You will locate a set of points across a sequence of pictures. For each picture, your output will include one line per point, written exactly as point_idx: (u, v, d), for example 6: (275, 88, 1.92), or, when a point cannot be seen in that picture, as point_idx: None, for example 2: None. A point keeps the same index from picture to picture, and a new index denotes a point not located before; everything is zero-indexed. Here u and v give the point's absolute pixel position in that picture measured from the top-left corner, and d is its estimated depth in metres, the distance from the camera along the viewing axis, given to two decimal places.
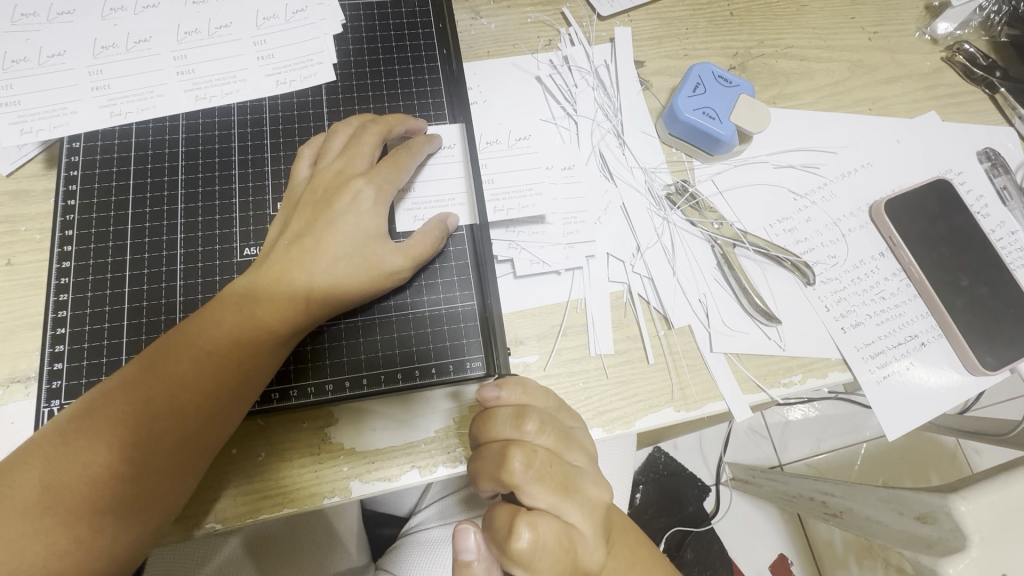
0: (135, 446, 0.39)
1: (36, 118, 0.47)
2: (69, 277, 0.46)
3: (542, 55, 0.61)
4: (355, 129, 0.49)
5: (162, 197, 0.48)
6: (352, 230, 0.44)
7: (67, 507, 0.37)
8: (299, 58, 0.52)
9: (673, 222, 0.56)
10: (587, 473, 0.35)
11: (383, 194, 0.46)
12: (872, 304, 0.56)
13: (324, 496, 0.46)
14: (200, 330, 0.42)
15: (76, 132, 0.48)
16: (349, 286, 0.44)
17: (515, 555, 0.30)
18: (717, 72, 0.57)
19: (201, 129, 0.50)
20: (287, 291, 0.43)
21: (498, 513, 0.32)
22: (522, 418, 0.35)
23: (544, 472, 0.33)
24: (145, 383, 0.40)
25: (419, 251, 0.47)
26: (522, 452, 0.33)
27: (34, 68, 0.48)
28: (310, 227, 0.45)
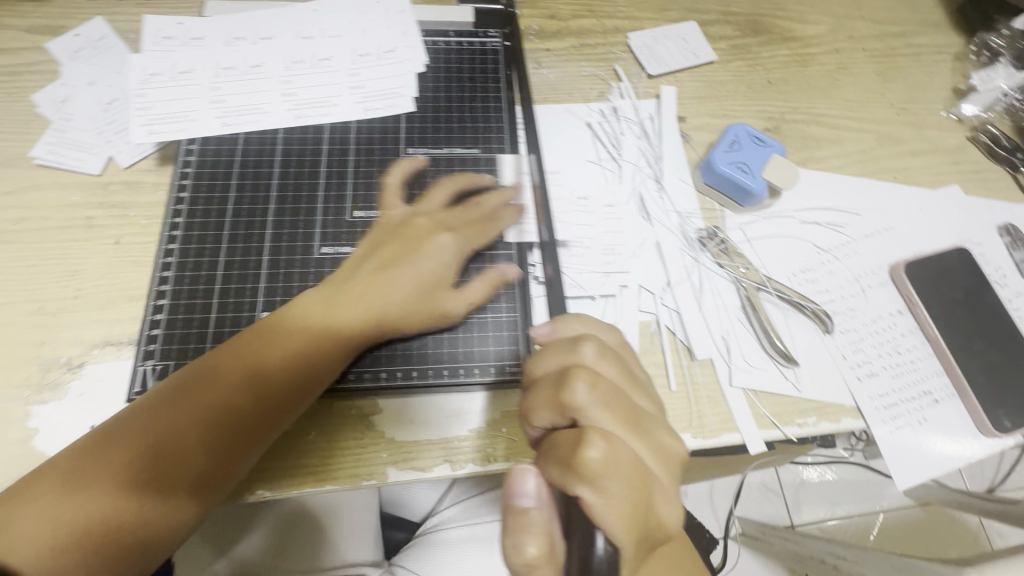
0: (193, 442, 0.43)
1: (161, 122, 0.56)
2: (173, 257, 0.53)
3: (594, 104, 0.68)
4: (448, 184, 0.56)
5: (258, 197, 0.55)
6: (430, 267, 0.51)
7: (117, 493, 0.41)
8: (386, 91, 0.59)
9: (702, 263, 0.61)
10: (653, 420, 0.37)
11: (463, 248, 0.53)
12: (888, 357, 0.59)
13: (363, 478, 0.50)
14: (265, 341, 0.47)
15: (193, 137, 0.56)
16: (410, 318, 0.50)
17: (585, 464, 0.31)
18: (752, 132, 0.63)
19: (296, 142, 0.57)
20: (360, 312, 0.49)
21: (564, 436, 0.34)
22: (579, 342, 0.38)
23: (607, 396, 0.35)
24: (216, 385, 0.45)
25: (474, 297, 0.52)
26: (586, 374, 0.35)
27: (166, 81, 0.57)
28: (394, 259, 0.50)
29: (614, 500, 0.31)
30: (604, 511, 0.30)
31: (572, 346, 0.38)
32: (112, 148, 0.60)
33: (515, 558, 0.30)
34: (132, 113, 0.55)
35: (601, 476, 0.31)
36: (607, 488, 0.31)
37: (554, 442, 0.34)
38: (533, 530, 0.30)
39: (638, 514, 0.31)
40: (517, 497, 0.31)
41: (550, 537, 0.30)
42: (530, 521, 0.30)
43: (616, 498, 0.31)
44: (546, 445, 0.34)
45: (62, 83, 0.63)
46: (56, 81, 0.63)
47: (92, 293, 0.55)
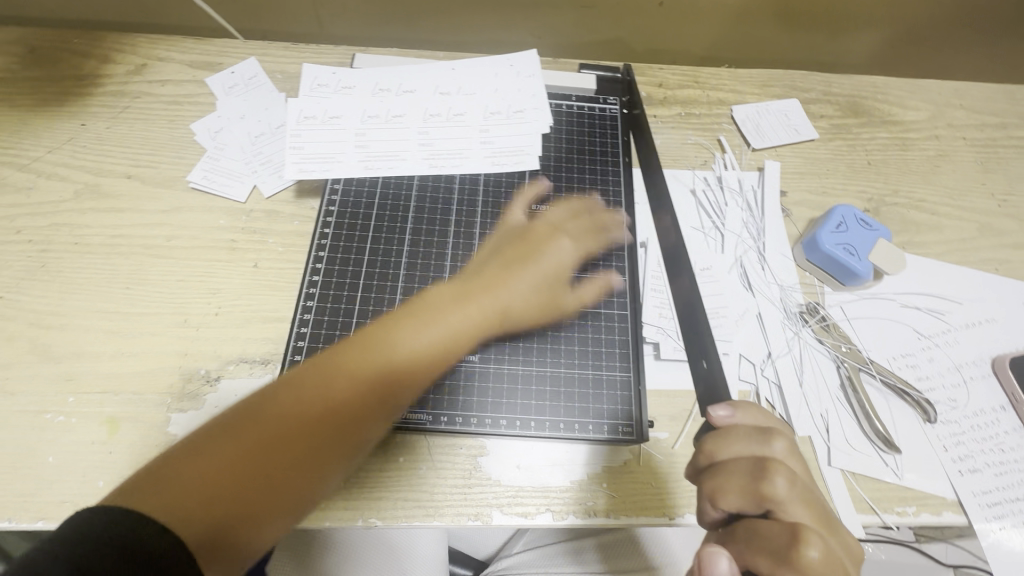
0: (334, 411, 0.42)
1: (311, 162, 0.61)
2: (316, 288, 0.57)
3: (699, 172, 0.71)
4: (562, 206, 0.61)
5: (393, 238, 0.60)
6: (552, 263, 0.57)
7: (257, 468, 0.39)
8: (514, 147, 0.64)
9: (803, 338, 0.62)
10: (828, 516, 0.40)
11: (577, 248, 0.59)
12: (991, 453, 0.59)
13: (467, 517, 0.52)
14: (384, 325, 0.48)
15: (338, 177, 0.61)
16: (530, 309, 0.55)
17: (804, 563, 0.34)
18: (859, 216, 0.65)
19: (429, 190, 0.62)
20: (486, 305, 0.52)
21: (769, 529, 0.37)
22: (770, 435, 0.40)
23: (805, 495, 0.38)
24: (360, 364, 0.45)
25: (586, 297, 0.59)
26: (787, 473, 0.38)
27: (318, 125, 0.62)
28: (523, 258, 0.56)
29: None
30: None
31: (764, 439, 0.40)
32: (257, 178, 0.65)
33: None
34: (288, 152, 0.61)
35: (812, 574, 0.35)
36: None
37: (756, 532, 0.37)
38: None
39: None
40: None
41: None
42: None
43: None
44: (743, 533, 0.38)
45: (216, 114, 0.69)
46: (211, 112, 0.70)
47: (231, 311, 0.59)
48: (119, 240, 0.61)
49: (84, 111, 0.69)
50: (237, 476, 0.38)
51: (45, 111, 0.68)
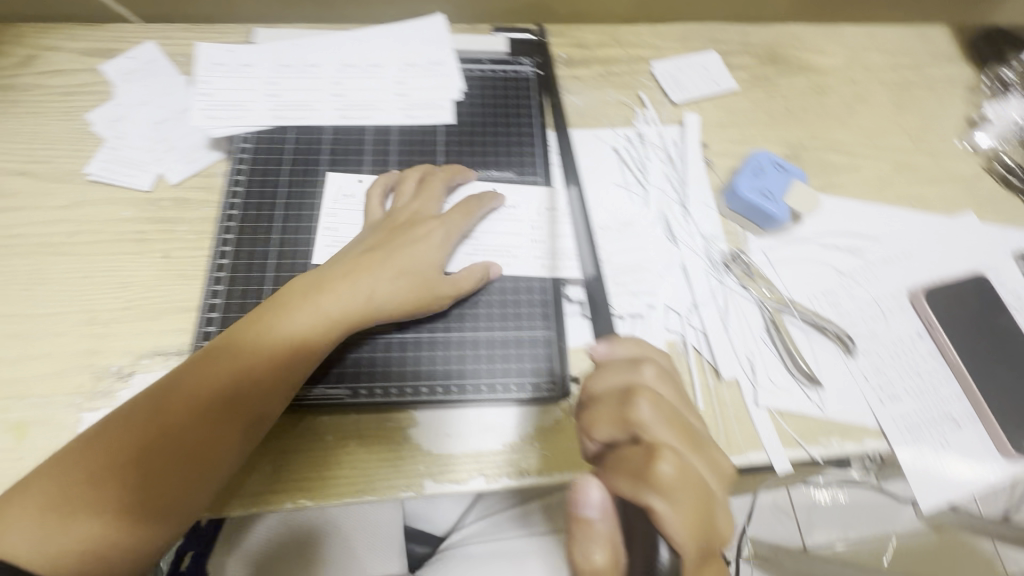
0: (215, 415, 0.46)
1: (219, 109, 0.60)
2: (225, 272, 0.56)
3: (620, 130, 0.71)
4: (421, 173, 0.60)
5: (304, 216, 0.58)
6: (416, 255, 0.54)
7: (145, 472, 0.43)
8: (428, 101, 0.64)
9: (727, 285, 0.63)
10: (707, 438, 0.40)
11: (449, 235, 0.57)
12: (910, 380, 0.61)
13: (400, 489, 0.52)
14: (250, 335, 0.49)
15: (248, 125, 0.60)
16: (398, 305, 0.52)
17: (655, 475, 0.35)
18: (774, 159, 0.66)
19: (338, 163, 0.61)
20: (349, 300, 0.51)
21: (636, 451, 0.37)
22: (641, 365, 0.43)
23: (671, 416, 0.38)
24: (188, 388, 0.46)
25: (464, 284, 0.55)
26: (649, 396, 0.39)
27: (228, 72, 0.61)
28: (382, 248, 0.54)
29: (681, 507, 0.34)
30: (674, 519, 0.33)
31: (634, 369, 0.42)
32: (162, 165, 0.63)
33: (584, 564, 0.34)
34: (194, 99, 0.60)
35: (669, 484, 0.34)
36: (672, 499, 0.34)
37: (618, 456, 0.37)
38: (600, 539, 0.34)
39: (700, 523, 0.34)
40: (582, 507, 0.35)
41: (616, 542, 0.34)
42: (597, 527, 0.34)
43: (683, 507, 0.34)
44: (612, 461, 0.38)
45: (114, 103, 0.66)
46: (109, 101, 0.66)
47: (141, 304, 0.56)
48: (16, 241, 0.58)
49: None
50: (131, 468, 0.43)
51: None
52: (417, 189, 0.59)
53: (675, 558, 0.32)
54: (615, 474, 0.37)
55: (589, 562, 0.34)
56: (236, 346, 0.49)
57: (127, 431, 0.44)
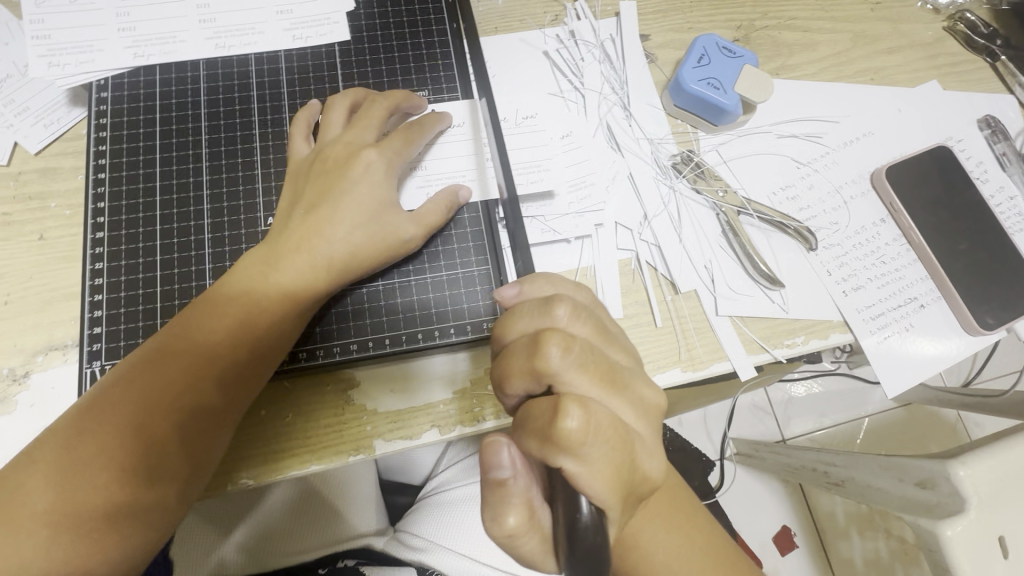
0: (197, 384, 0.42)
1: (63, 53, 0.51)
2: (103, 247, 0.48)
3: (549, 30, 0.62)
4: (349, 100, 0.51)
5: (188, 169, 0.50)
6: (365, 198, 0.46)
7: (119, 475, 0.39)
8: (314, 16, 0.55)
9: (678, 191, 0.58)
10: (631, 372, 0.36)
11: (392, 166, 0.48)
12: (873, 268, 0.58)
13: (349, 454, 0.48)
14: (211, 319, 0.43)
15: (101, 69, 0.51)
16: (364, 254, 0.46)
17: (565, 435, 0.29)
18: (721, 43, 0.58)
19: (221, 105, 0.52)
20: (306, 263, 0.45)
21: (542, 402, 0.31)
22: (552, 303, 0.36)
23: (584, 359, 0.33)
24: (176, 353, 0.42)
25: (430, 220, 0.49)
26: (561, 338, 0.33)
27: (64, 5, 0.51)
28: (323, 197, 0.46)
29: (595, 466, 0.30)
30: (589, 477, 0.30)
31: (545, 310, 0.36)
32: (14, 132, 0.50)
33: (496, 527, 0.32)
34: (29, 43, 0.50)
35: (582, 438, 0.29)
36: (587, 457, 0.30)
37: (528, 412, 0.32)
38: (514, 501, 0.32)
39: (620, 475, 0.31)
40: (492, 470, 0.32)
41: (529, 503, 0.33)
42: (508, 490, 0.32)
43: (599, 462, 0.30)
44: (523, 415, 0.33)
45: None
46: None
47: (23, 296, 0.48)
48: None
49: None
50: (104, 472, 0.39)
51: None
52: (349, 118, 0.50)
53: (595, 516, 0.29)
54: (525, 430, 0.32)
55: (502, 527, 0.32)
56: (221, 306, 0.44)
57: (90, 433, 0.39)
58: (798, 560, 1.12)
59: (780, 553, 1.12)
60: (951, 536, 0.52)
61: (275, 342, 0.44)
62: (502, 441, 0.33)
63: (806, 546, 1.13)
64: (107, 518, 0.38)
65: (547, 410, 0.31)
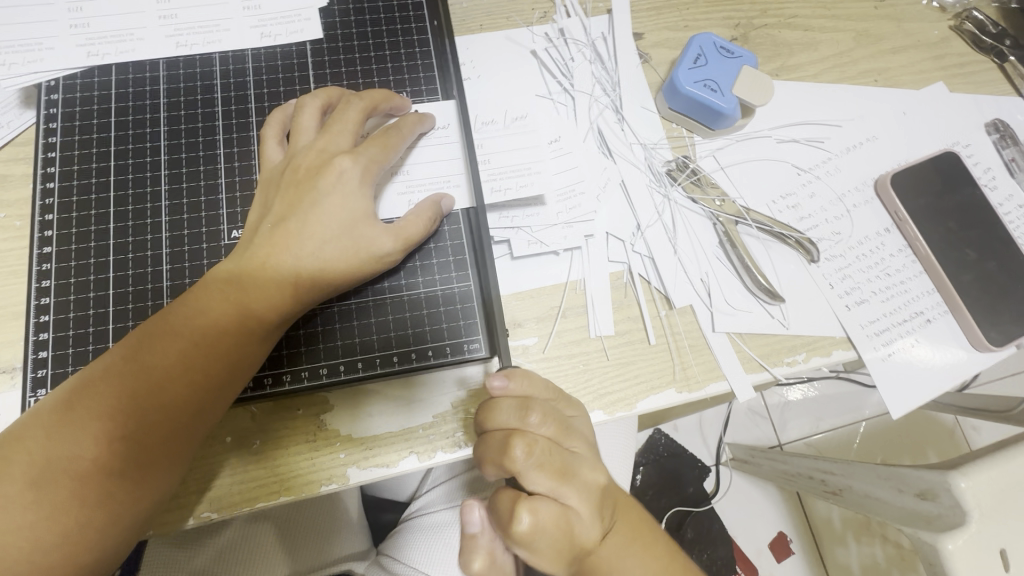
0: (144, 412, 0.38)
1: (10, 52, 0.47)
2: (51, 263, 0.45)
3: (537, 29, 0.59)
4: (321, 101, 0.46)
5: (145, 177, 0.47)
6: (337, 210, 0.43)
7: (64, 508, 0.36)
8: (285, 12, 0.51)
9: (673, 199, 0.54)
10: (589, 461, 0.37)
11: (369, 174, 0.45)
12: (877, 281, 0.55)
13: (321, 484, 0.45)
14: (166, 339, 0.39)
15: (50, 68, 0.47)
16: (336, 270, 0.43)
17: (517, 536, 0.33)
18: (719, 43, 0.55)
19: (182, 108, 0.48)
20: (271, 280, 0.41)
21: (504, 496, 0.35)
22: (526, 408, 0.36)
23: (545, 460, 0.34)
24: (121, 377, 0.38)
25: (409, 233, 0.45)
26: (524, 440, 0.34)
27: (12, 1, 0.47)
28: (293, 209, 0.43)
29: (543, 552, 0.34)
30: (537, 562, 0.34)
31: (517, 409, 0.37)
32: None
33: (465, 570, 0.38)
34: None
35: (532, 536, 0.33)
36: (537, 548, 0.34)
37: (493, 499, 0.36)
38: (478, 550, 0.38)
39: (567, 555, 0.35)
40: (466, 525, 0.39)
41: (493, 554, 0.38)
42: (476, 542, 0.38)
43: (545, 553, 0.34)
44: (490, 500, 0.36)
45: None
46: None
47: None
48: None
49: None
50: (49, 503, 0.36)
51: None
52: (321, 117, 0.46)
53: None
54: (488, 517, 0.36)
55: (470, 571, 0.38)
56: (174, 325, 0.40)
57: (35, 464, 0.36)
58: (794, 569, 1.10)
59: (777, 561, 1.10)
60: (952, 550, 0.49)
61: (236, 366, 0.40)
62: (475, 505, 0.39)
63: (803, 554, 1.11)
64: (44, 556, 0.35)
65: (506, 508, 0.34)
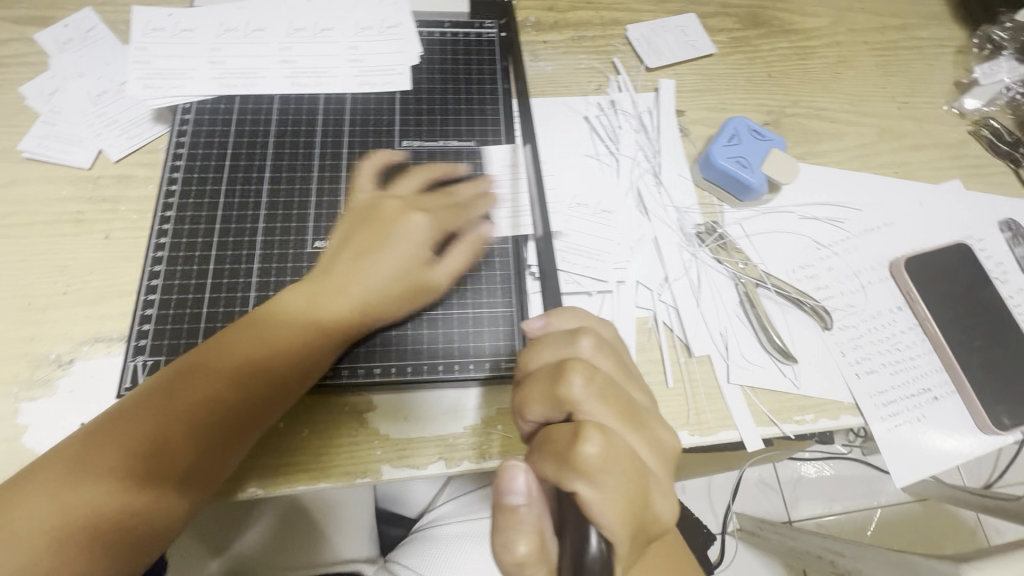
0: (221, 407, 0.43)
1: (158, 77, 0.57)
2: (164, 251, 0.52)
3: (592, 98, 0.67)
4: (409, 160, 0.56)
5: (250, 189, 0.55)
6: (406, 250, 0.51)
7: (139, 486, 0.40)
8: (383, 67, 0.60)
9: (700, 258, 0.60)
10: (648, 414, 0.40)
11: (435, 222, 0.53)
12: (887, 354, 0.59)
13: (355, 476, 0.50)
14: (238, 345, 0.45)
15: (188, 94, 0.57)
16: (395, 300, 0.51)
17: (583, 457, 0.33)
18: (752, 126, 0.62)
19: (289, 135, 0.57)
20: (347, 304, 0.49)
21: (560, 432, 0.35)
22: (577, 334, 0.41)
23: (604, 391, 0.37)
24: (203, 374, 0.44)
25: (456, 269, 0.54)
26: (584, 368, 0.37)
27: (166, 37, 0.58)
28: (370, 247, 0.51)
29: (610, 496, 0.32)
30: (602, 504, 0.32)
31: (571, 340, 0.41)
32: (102, 141, 0.59)
33: (506, 556, 0.31)
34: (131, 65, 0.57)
35: (596, 461, 0.33)
36: (604, 484, 0.32)
37: (549, 439, 0.35)
38: (524, 527, 0.31)
39: (634, 512, 0.33)
40: (505, 495, 0.32)
41: (541, 536, 0.31)
42: (520, 518, 0.31)
43: (614, 493, 0.32)
44: (541, 442, 0.36)
45: (51, 75, 0.62)
46: (44, 72, 0.62)
47: (83, 287, 0.53)
48: None
49: None
50: (109, 484, 0.39)
51: None
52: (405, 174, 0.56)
53: (602, 548, 0.30)
54: (545, 460, 0.34)
55: (512, 558, 0.31)
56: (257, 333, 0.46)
57: (113, 445, 0.40)
58: None
59: None
60: None
61: (294, 374, 0.46)
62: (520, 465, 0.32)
63: None
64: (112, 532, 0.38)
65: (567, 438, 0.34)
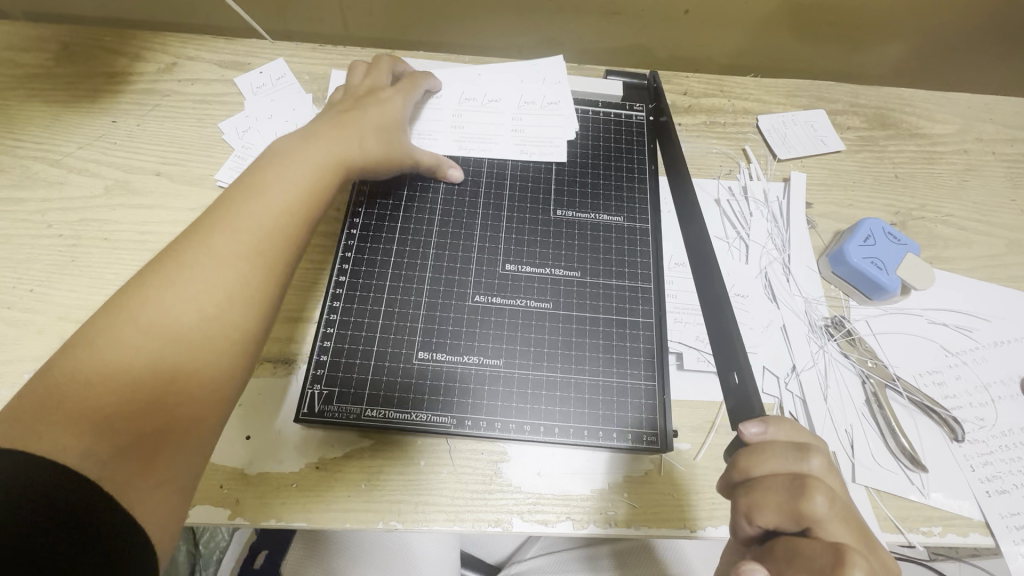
0: (210, 296, 0.41)
1: None
2: (342, 289, 0.58)
3: (724, 182, 0.71)
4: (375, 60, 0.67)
5: (420, 239, 0.61)
6: (379, 129, 0.58)
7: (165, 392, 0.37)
8: (542, 138, 0.68)
9: (828, 352, 0.61)
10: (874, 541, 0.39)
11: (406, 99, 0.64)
12: (1020, 475, 0.57)
13: (488, 524, 0.51)
14: (193, 252, 0.42)
15: None
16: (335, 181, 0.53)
17: None
18: (888, 229, 0.64)
19: (455, 194, 0.64)
20: (280, 188, 0.48)
21: (807, 548, 0.36)
22: (807, 450, 0.40)
23: (842, 515, 0.37)
24: (179, 269, 0.41)
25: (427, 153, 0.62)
26: (825, 488, 0.38)
27: None
28: (350, 117, 0.58)
29: None
30: None
31: (801, 456, 0.40)
32: None
33: None
34: None
35: None
36: None
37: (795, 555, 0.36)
38: None
39: None
40: None
41: None
42: None
43: None
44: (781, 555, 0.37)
45: (245, 115, 0.70)
46: (240, 112, 0.70)
47: None
48: (147, 237, 0.62)
49: (116, 109, 0.70)
50: (118, 440, 0.34)
51: (75, 106, 0.70)
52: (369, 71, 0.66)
53: None
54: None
55: None
56: (237, 226, 0.45)
57: (115, 358, 0.37)
58: None
59: None
60: None
61: (251, 262, 0.44)
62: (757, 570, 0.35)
63: None
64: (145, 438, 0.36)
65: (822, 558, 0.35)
